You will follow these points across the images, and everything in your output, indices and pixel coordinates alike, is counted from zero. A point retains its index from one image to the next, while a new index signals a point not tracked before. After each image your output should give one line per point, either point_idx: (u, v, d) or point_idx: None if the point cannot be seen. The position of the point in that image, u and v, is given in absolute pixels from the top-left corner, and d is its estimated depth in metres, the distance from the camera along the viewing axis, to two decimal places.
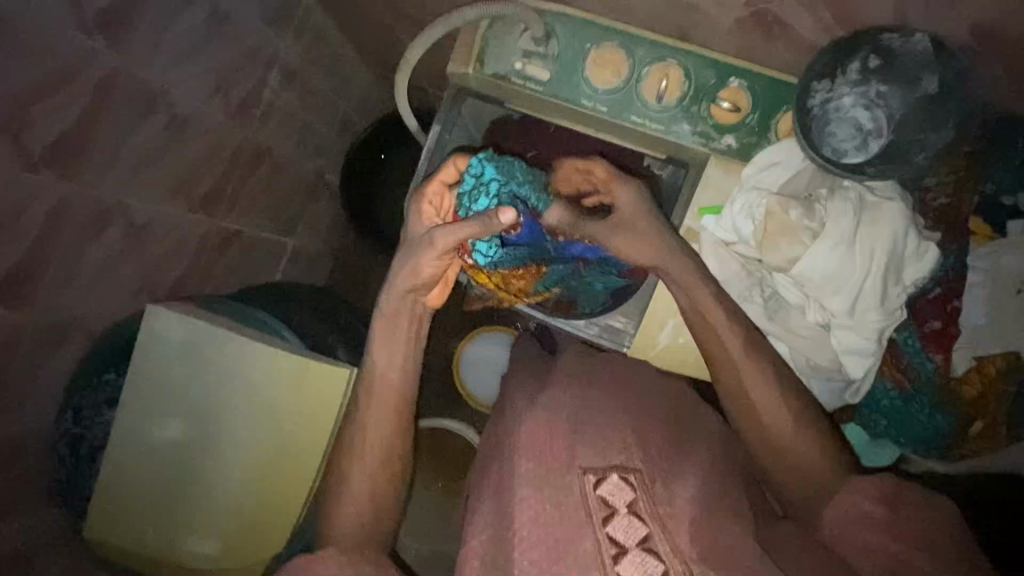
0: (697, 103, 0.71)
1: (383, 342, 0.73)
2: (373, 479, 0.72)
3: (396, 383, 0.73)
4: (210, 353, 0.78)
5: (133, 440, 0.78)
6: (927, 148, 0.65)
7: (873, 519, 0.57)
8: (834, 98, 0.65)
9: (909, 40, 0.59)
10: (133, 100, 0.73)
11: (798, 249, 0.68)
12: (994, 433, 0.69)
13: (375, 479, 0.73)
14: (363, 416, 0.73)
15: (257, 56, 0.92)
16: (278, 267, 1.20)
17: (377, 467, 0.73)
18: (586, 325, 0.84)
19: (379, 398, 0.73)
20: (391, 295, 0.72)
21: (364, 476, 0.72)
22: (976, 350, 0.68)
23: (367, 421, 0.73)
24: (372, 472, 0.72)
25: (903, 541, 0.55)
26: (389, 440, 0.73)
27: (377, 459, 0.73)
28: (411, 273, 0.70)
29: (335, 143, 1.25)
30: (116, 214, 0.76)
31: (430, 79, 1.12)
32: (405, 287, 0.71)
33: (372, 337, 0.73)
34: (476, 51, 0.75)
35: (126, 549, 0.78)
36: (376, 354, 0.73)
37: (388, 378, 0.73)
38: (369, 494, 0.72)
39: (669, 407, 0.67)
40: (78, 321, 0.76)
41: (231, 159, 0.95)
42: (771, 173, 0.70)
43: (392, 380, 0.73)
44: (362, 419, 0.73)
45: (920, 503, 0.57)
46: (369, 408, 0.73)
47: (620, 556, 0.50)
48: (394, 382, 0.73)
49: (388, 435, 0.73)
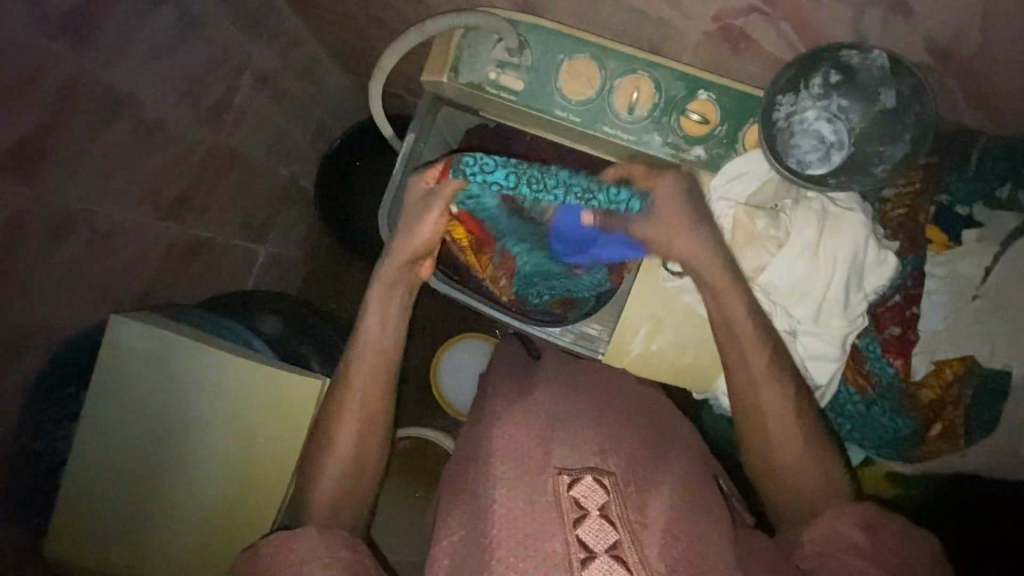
0: (667, 114, 0.72)
1: (378, 310, 0.74)
2: (358, 450, 0.73)
3: (389, 348, 0.75)
4: (178, 365, 0.77)
5: (94, 456, 0.76)
6: (886, 161, 0.67)
7: (853, 540, 0.58)
8: (799, 111, 0.66)
9: (867, 56, 0.61)
10: (99, 106, 0.72)
11: (764, 259, 0.71)
12: (954, 434, 0.72)
13: (360, 447, 0.74)
14: (354, 381, 0.74)
15: (228, 60, 0.91)
16: (250, 274, 1.18)
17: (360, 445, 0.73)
18: (560, 333, 0.83)
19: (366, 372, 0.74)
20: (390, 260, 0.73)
21: (346, 446, 0.73)
22: (934, 355, 0.71)
23: (355, 381, 0.74)
24: (347, 482, 0.72)
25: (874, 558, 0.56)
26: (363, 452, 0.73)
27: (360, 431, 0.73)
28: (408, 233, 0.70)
29: (310, 148, 1.24)
30: (80, 219, 0.74)
31: (406, 86, 1.12)
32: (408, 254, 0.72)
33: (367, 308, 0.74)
34: (451, 60, 0.75)
35: (88, 567, 0.76)
36: (368, 319, 0.74)
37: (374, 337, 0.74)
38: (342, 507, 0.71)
39: (639, 414, 0.69)
40: (40, 330, 0.74)
41: (202, 164, 0.93)
42: (740, 183, 0.71)
43: (383, 346, 0.75)
44: (348, 378, 0.74)
45: (895, 527, 0.58)
46: (356, 364, 0.74)
47: (587, 561, 0.49)
48: (384, 347, 0.75)
49: (373, 400, 0.74)
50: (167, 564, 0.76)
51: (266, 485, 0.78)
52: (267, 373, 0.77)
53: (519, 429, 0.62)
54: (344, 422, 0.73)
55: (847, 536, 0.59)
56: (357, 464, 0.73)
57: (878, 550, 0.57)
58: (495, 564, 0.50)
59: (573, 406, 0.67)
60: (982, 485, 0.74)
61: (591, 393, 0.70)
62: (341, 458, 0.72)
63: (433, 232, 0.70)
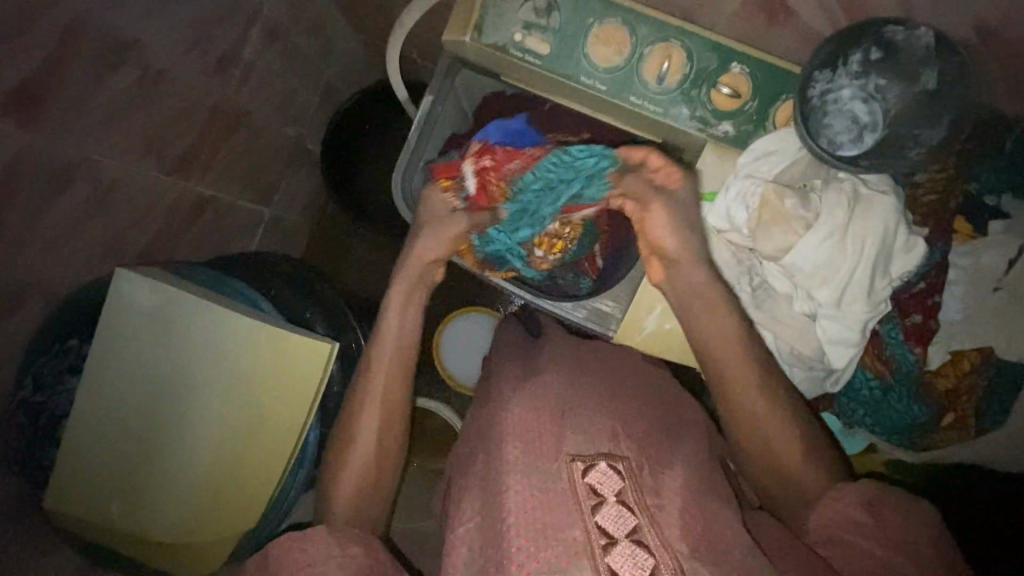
0: (696, 87, 0.70)
1: (398, 306, 0.76)
2: (376, 445, 0.73)
3: (410, 348, 0.76)
4: (182, 322, 0.75)
5: (97, 410, 0.75)
6: (921, 144, 0.65)
7: (858, 523, 0.59)
8: (834, 89, 0.64)
9: (913, 33, 0.60)
10: (102, 50, 0.68)
11: (791, 238, 0.69)
12: (964, 424, 0.72)
13: (382, 442, 0.73)
14: (375, 375, 0.74)
15: (239, 10, 0.87)
16: (253, 238, 1.15)
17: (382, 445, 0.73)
18: (572, 308, 0.84)
19: (388, 360, 0.75)
20: (410, 265, 0.77)
21: (366, 444, 0.72)
22: (950, 346, 0.71)
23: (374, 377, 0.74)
24: (367, 461, 0.72)
25: (887, 546, 0.56)
26: (383, 433, 0.73)
27: (383, 428, 0.74)
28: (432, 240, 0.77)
29: (318, 110, 1.20)
30: (83, 169, 0.72)
31: (420, 50, 1.09)
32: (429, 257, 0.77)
33: (390, 300, 0.76)
34: (474, 19, 0.72)
35: (91, 522, 0.75)
36: (389, 316, 0.76)
37: (398, 335, 0.76)
38: (356, 482, 0.71)
39: (652, 399, 0.69)
40: (41, 282, 0.72)
41: (207, 120, 0.90)
42: (768, 161, 0.69)
43: (405, 343, 0.76)
44: (377, 379, 0.74)
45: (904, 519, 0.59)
46: (378, 359, 0.75)
47: (609, 547, 0.49)
48: (402, 344, 0.76)
49: (391, 397, 0.74)
50: (166, 522, 0.76)
51: (270, 449, 0.76)
52: (272, 334, 0.75)
53: (529, 411, 0.61)
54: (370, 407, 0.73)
55: (854, 519, 0.59)
56: (378, 457, 0.73)
57: (885, 540, 0.57)
58: (514, 554, 0.50)
59: (583, 386, 0.66)
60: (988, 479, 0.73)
61: (602, 376, 0.69)
62: (364, 456, 0.72)
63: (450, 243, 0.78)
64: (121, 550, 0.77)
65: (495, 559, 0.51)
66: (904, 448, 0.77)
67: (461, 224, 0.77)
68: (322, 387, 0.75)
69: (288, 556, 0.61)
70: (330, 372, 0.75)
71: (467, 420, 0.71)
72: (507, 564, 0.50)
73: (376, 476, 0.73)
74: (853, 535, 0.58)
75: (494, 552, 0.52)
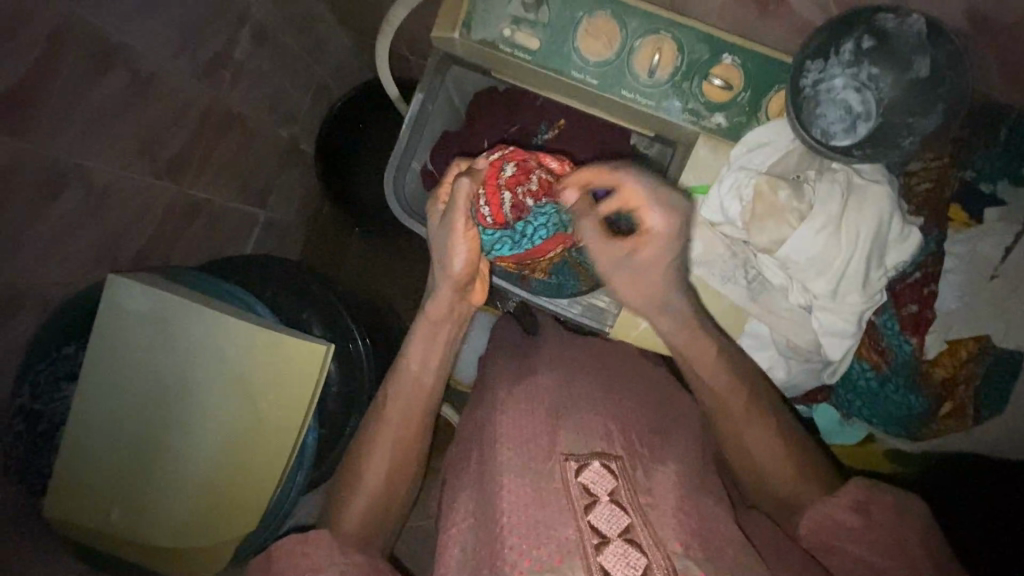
0: (688, 79, 0.69)
1: (426, 345, 0.74)
2: (389, 473, 0.71)
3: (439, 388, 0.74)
4: (178, 326, 0.75)
5: (94, 414, 0.75)
6: (915, 132, 0.64)
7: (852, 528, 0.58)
8: (826, 78, 0.64)
9: (904, 21, 0.60)
10: (88, 53, 0.67)
11: (784, 230, 0.68)
12: (962, 413, 0.72)
13: (395, 460, 0.72)
14: (390, 413, 0.73)
15: (227, 11, 0.86)
16: (249, 239, 1.15)
17: (382, 465, 0.71)
18: (569, 305, 0.85)
19: (412, 395, 0.73)
20: (439, 298, 0.73)
21: (386, 462, 0.71)
22: (948, 335, 0.71)
23: (396, 416, 0.73)
24: (389, 475, 0.71)
25: (891, 549, 0.56)
26: (403, 451, 0.72)
27: (396, 445, 0.72)
28: (444, 262, 0.72)
29: (311, 110, 1.20)
30: (74, 176, 0.71)
31: (412, 48, 1.08)
32: (451, 286, 0.72)
33: (413, 334, 0.75)
34: (462, 16, 0.71)
35: (89, 526, 0.75)
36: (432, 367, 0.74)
37: (420, 374, 0.74)
38: (382, 492, 0.71)
39: (647, 394, 0.69)
40: (38, 287, 0.72)
41: (199, 121, 0.89)
42: (761, 153, 0.69)
43: (427, 378, 0.74)
44: (397, 407, 0.73)
45: (910, 515, 0.58)
46: (395, 395, 0.73)
47: (602, 546, 0.49)
48: (426, 380, 0.74)
49: (413, 422, 0.73)
50: (165, 526, 0.75)
51: (268, 451, 0.76)
52: (271, 335, 0.75)
53: (523, 411, 0.61)
54: (385, 431, 0.72)
55: (842, 521, 0.58)
56: (393, 472, 0.72)
57: (875, 541, 0.56)
58: (508, 554, 0.49)
59: (578, 385, 0.66)
60: (989, 488, 0.73)
61: (595, 373, 0.69)
62: (374, 477, 0.71)
63: (469, 254, 0.71)
64: (121, 554, 0.77)
65: (489, 559, 0.51)
66: (900, 437, 0.77)
67: (461, 221, 0.69)
68: (318, 387, 0.74)
69: (289, 559, 0.61)
70: (326, 374, 0.74)
71: (462, 421, 0.72)
72: (502, 565, 0.49)
73: (389, 483, 0.71)
74: (849, 540, 0.57)
75: (488, 553, 0.51)
